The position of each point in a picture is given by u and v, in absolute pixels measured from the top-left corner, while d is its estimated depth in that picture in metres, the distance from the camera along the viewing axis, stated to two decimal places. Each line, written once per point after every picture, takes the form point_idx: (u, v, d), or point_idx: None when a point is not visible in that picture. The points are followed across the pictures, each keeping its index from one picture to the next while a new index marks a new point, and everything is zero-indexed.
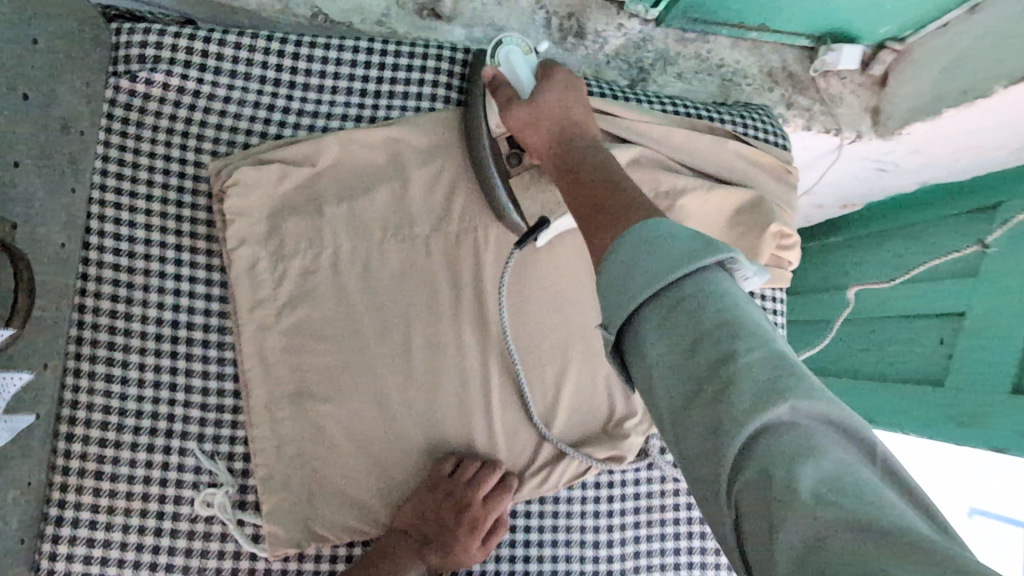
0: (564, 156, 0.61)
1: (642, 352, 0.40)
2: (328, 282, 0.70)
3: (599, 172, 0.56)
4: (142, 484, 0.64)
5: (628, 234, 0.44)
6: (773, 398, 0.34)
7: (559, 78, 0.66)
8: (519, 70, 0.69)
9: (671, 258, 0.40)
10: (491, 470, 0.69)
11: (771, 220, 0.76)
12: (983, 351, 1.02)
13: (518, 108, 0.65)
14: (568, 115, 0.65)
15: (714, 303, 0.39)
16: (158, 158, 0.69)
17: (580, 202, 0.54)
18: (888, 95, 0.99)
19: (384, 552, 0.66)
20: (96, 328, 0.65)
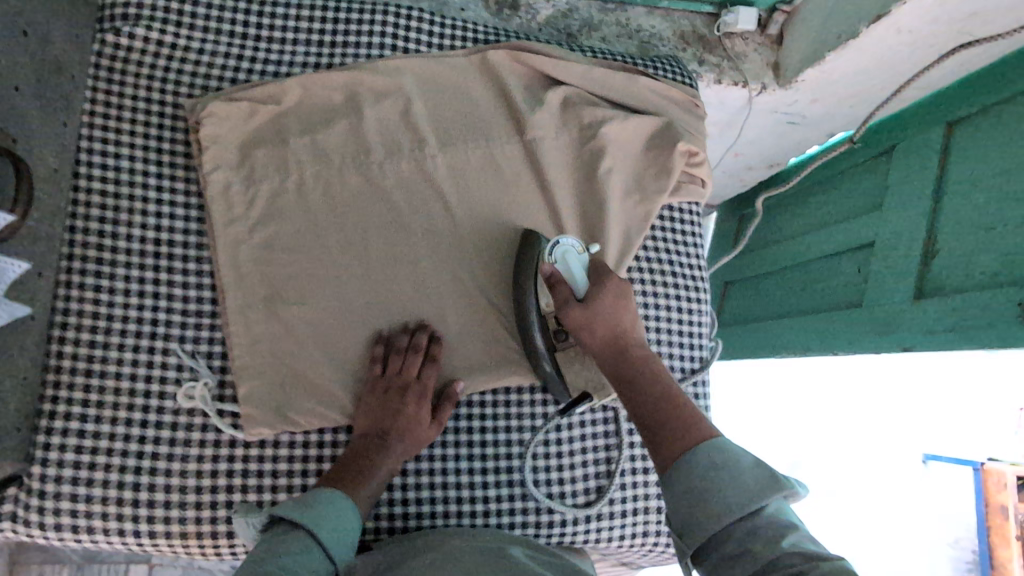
0: (619, 356, 0.73)
1: (705, 502, 0.58)
2: (294, 203, 0.80)
3: (660, 394, 0.68)
4: (129, 381, 0.72)
5: (702, 448, 0.60)
6: (811, 554, 0.50)
7: (610, 286, 0.76)
8: (575, 272, 0.76)
9: (746, 481, 0.57)
10: (414, 352, 0.77)
11: (679, 139, 0.88)
12: (887, 270, 1.15)
13: (577, 310, 0.74)
14: (621, 321, 0.74)
15: (770, 485, 0.56)
16: (139, 100, 0.78)
17: (637, 420, 0.67)
18: (785, 51, 1.14)
19: (355, 449, 0.73)
20: (85, 245, 0.74)
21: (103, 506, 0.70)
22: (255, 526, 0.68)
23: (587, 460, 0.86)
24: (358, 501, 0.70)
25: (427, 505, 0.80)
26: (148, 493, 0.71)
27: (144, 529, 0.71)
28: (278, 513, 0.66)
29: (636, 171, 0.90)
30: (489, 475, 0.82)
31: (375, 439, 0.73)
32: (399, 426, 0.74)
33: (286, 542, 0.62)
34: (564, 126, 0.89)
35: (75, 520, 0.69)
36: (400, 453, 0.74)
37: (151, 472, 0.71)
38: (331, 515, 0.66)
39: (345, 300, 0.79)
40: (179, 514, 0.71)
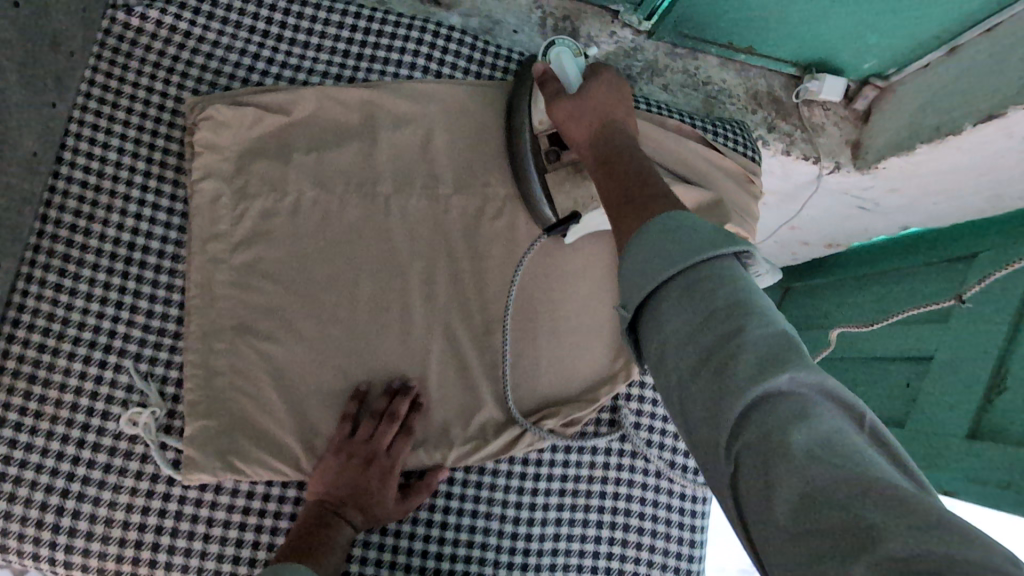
0: (606, 133, 0.63)
1: (655, 332, 0.44)
2: (286, 226, 0.72)
3: (633, 165, 0.57)
4: (71, 395, 0.65)
5: (651, 223, 0.47)
6: (775, 366, 0.38)
7: (607, 76, 0.67)
8: (568, 68, 0.70)
9: (690, 241, 0.44)
10: (389, 423, 0.68)
11: (726, 221, 0.77)
12: (946, 394, 1.01)
13: (564, 100, 0.66)
14: (611, 109, 0.65)
15: (729, 283, 0.42)
16: (141, 89, 0.72)
17: (613, 194, 0.55)
18: (869, 130, 1.01)
19: (311, 523, 0.65)
20: (55, 238, 0.67)
21: (19, 526, 0.62)
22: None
23: (555, 563, 0.76)
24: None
25: None
26: (71, 519, 0.63)
27: (61, 559, 0.63)
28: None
29: None
30: (445, 563, 0.74)
31: (337, 512, 0.66)
32: (366, 499, 0.66)
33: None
34: None
35: None
36: (360, 526, 0.67)
37: (76, 498, 0.63)
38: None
39: (322, 342, 0.70)
40: (101, 546, 0.63)
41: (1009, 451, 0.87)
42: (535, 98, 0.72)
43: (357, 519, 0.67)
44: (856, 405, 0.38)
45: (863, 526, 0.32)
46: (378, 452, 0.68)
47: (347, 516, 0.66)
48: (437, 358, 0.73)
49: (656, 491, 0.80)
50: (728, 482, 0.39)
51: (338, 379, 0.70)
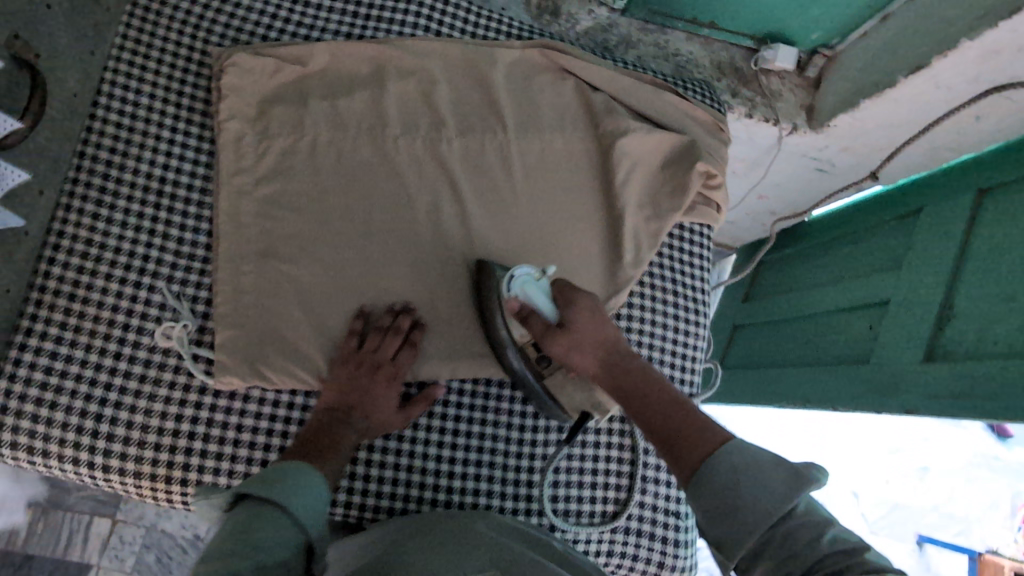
0: (620, 372, 0.68)
1: (712, 480, 0.53)
2: (302, 163, 0.79)
3: (652, 381, 0.66)
4: (110, 312, 0.71)
5: (715, 463, 0.54)
6: (839, 553, 0.48)
7: (583, 302, 0.72)
8: (537, 299, 0.71)
9: (745, 455, 0.54)
10: (394, 335, 0.75)
11: (699, 158, 0.87)
12: (901, 329, 1.12)
13: (559, 337, 0.71)
14: (602, 333, 0.71)
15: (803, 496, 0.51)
16: (170, 43, 0.79)
17: (653, 431, 0.62)
18: (820, 95, 1.13)
19: (317, 427, 0.70)
20: (91, 172, 0.73)
21: (61, 432, 0.68)
22: (217, 508, 0.65)
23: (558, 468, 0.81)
24: (326, 474, 0.67)
25: (388, 487, 0.76)
26: (109, 426, 0.69)
27: (100, 462, 0.68)
28: (245, 491, 0.60)
29: (652, 185, 0.88)
30: (457, 466, 0.79)
31: (343, 414, 0.71)
32: (367, 403, 0.72)
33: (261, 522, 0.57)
34: (586, 130, 0.88)
35: (32, 441, 0.67)
36: (363, 434, 0.72)
37: (115, 405, 0.69)
38: (305, 501, 0.61)
39: (339, 266, 0.77)
40: (137, 452, 0.69)
41: (953, 370, 0.97)
42: (507, 318, 0.75)
43: (360, 426, 0.71)
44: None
45: None
46: (384, 361, 0.74)
47: (349, 420, 0.71)
48: (444, 281, 0.80)
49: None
50: None
51: (354, 300, 0.77)
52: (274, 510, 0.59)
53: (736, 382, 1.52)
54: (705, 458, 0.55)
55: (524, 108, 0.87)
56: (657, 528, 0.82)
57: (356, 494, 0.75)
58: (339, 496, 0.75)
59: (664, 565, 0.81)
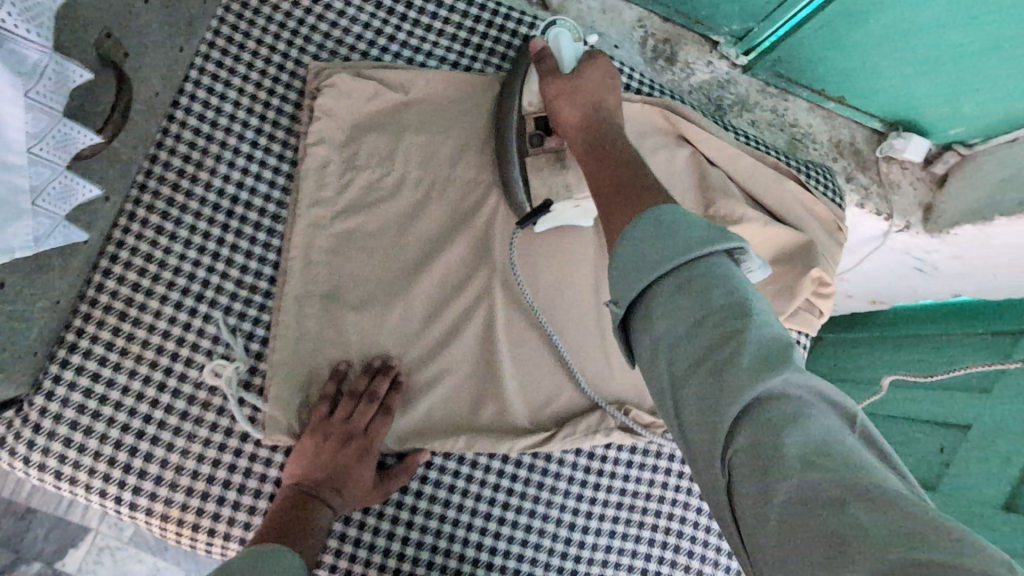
0: (591, 132, 0.63)
1: (651, 327, 0.45)
2: (384, 202, 0.72)
3: (621, 154, 0.60)
4: (160, 337, 0.65)
5: (640, 219, 0.48)
6: (765, 366, 0.40)
7: (602, 62, 0.68)
8: (566, 49, 0.69)
9: (683, 240, 0.45)
10: (367, 403, 0.65)
11: (814, 264, 0.78)
12: (981, 462, 1.02)
13: (559, 79, 0.67)
14: (599, 96, 0.66)
15: (726, 287, 0.44)
16: (265, 47, 0.72)
17: (604, 188, 0.57)
18: (944, 195, 1.02)
19: (287, 508, 0.61)
20: (161, 179, 0.67)
21: (92, 462, 0.62)
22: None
23: (603, 572, 0.75)
24: (305, 557, 0.59)
25: (422, 570, 0.70)
26: (141, 462, 0.63)
27: (127, 501, 0.63)
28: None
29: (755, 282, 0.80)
30: (497, 558, 0.72)
31: (320, 497, 0.62)
32: (346, 483, 0.64)
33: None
34: (694, 208, 0.80)
35: (60, 466, 0.62)
36: (340, 512, 0.64)
37: (152, 441, 0.64)
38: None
39: (405, 323, 0.71)
40: (167, 495, 0.63)
41: None
42: (529, 75, 0.72)
43: (338, 504, 0.63)
44: (843, 404, 0.41)
45: (852, 526, 0.34)
46: (357, 433, 0.65)
47: (327, 501, 0.63)
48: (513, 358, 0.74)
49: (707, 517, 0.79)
50: (756, 510, 0.38)
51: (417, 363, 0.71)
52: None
53: None
54: (621, 242, 0.49)
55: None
56: None
57: (385, 574, 0.69)
58: (369, 572, 0.69)
59: None
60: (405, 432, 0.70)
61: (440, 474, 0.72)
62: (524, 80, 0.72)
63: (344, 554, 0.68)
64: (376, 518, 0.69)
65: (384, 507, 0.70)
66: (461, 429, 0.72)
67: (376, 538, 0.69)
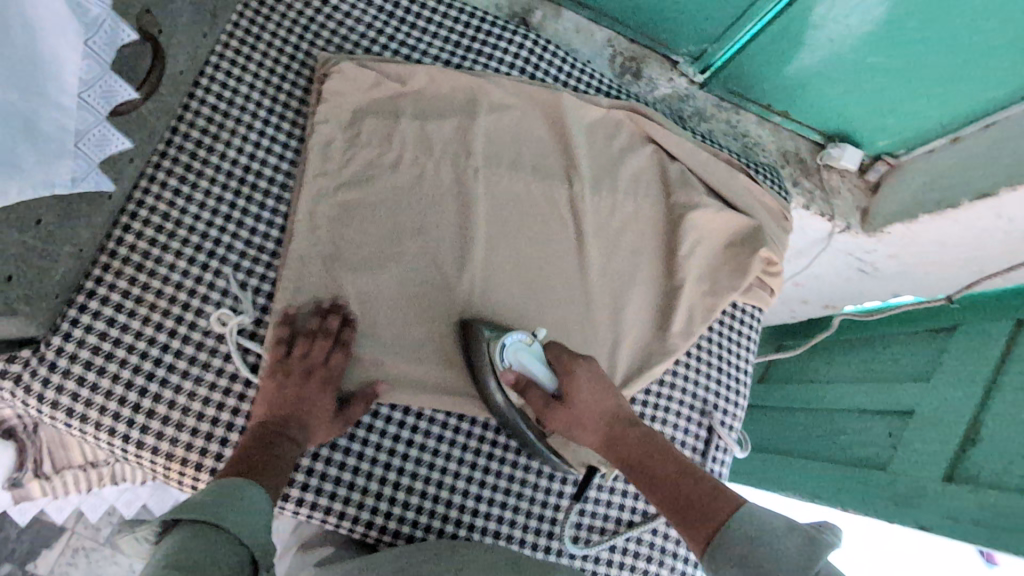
0: (613, 435, 0.73)
1: (715, 561, 0.59)
2: (382, 177, 0.80)
3: (638, 432, 0.73)
4: (173, 289, 0.71)
5: (729, 522, 0.60)
6: (801, 554, 0.55)
7: (578, 371, 0.75)
8: (532, 367, 0.75)
9: (739, 507, 0.61)
10: (321, 340, 0.71)
11: (762, 244, 0.88)
12: (923, 442, 1.12)
13: (553, 407, 0.75)
14: (601, 402, 0.74)
15: (761, 512, 0.60)
16: (278, 39, 0.81)
17: (658, 492, 0.67)
18: (877, 199, 1.15)
19: (253, 442, 0.66)
20: (180, 148, 0.74)
21: (103, 401, 0.66)
22: (143, 541, 0.57)
23: (580, 520, 0.81)
24: (273, 485, 0.64)
25: (411, 514, 0.75)
26: (151, 402, 0.68)
27: (135, 438, 0.67)
28: (179, 518, 0.56)
29: (713, 261, 0.89)
30: (481, 505, 0.78)
31: (289, 432, 0.68)
32: (311, 417, 0.69)
33: (201, 549, 0.53)
34: (657, 195, 0.90)
35: (74, 403, 0.66)
36: (304, 443, 0.69)
37: (161, 383, 0.68)
38: (243, 516, 0.58)
39: (400, 285, 0.78)
40: (174, 433, 0.68)
41: (976, 494, 0.97)
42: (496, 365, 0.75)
43: (303, 438, 0.69)
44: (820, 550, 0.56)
45: None
46: (322, 374, 0.71)
47: (294, 436, 0.68)
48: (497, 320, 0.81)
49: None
50: None
51: (409, 321, 0.78)
52: (214, 531, 0.56)
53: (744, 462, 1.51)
54: (709, 542, 0.61)
55: (602, 164, 0.89)
56: None
57: (378, 516, 0.74)
58: (363, 514, 0.74)
59: None
60: (398, 383, 0.77)
61: (429, 426, 0.78)
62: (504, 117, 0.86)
63: (339, 496, 0.74)
64: (370, 462, 0.75)
65: (376, 453, 0.76)
66: (448, 387, 0.78)
67: (368, 481, 0.75)
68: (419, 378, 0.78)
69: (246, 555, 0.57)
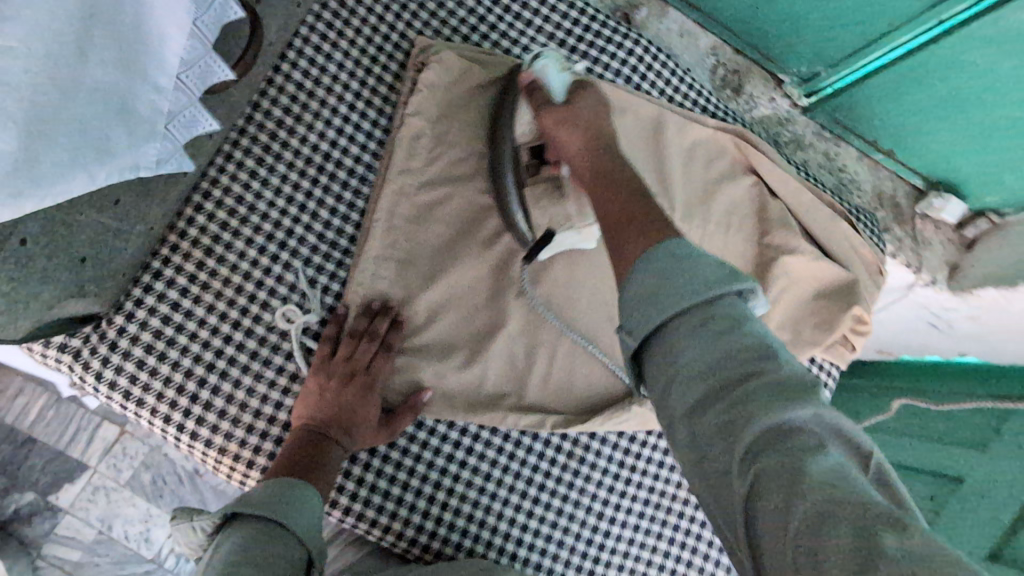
0: (597, 152, 0.59)
1: (662, 385, 0.42)
2: (467, 180, 0.75)
3: (623, 170, 0.57)
4: (241, 278, 0.67)
5: (654, 253, 0.45)
6: (785, 395, 0.37)
7: (588, 91, 0.65)
8: (551, 79, 0.69)
9: (698, 275, 0.43)
10: (368, 339, 0.67)
11: (855, 301, 0.82)
12: (970, 515, 1.08)
13: (552, 109, 0.64)
14: (598, 121, 0.62)
15: (741, 321, 0.42)
16: (374, 16, 0.75)
17: (611, 215, 0.53)
18: (970, 257, 1.08)
19: (296, 443, 0.63)
20: (261, 126, 0.69)
21: (161, 387, 0.64)
22: (200, 532, 0.55)
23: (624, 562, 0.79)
24: (315, 488, 0.61)
25: (456, 536, 0.72)
26: (208, 394, 0.65)
27: (189, 429, 0.64)
28: (235, 510, 0.54)
29: (799, 311, 0.83)
30: (527, 536, 0.75)
31: (336, 436, 0.64)
32: (360, 424, 0.66)
33: (261, 542, 0.52)
34: (750, 232, 0.84)
35: (131, 386, 0.63)
36: (347, 450, 0.65)
37: (220, 375, 0.65)
38: (302, 512, 0.57)
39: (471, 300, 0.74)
40: (228, 429, 0.65)
41: None
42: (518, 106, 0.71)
43: (347, 443, 0.65)
44: (859, 438, 0.38)
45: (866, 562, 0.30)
46: (376, 378, 0.68)
47: (342, 442, 0.65)
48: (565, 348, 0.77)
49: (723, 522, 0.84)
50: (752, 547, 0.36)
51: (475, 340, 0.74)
52: (273, 524, 0.54)
53: None
54: (630, 281, 0.46)
55: (696, 191, 0.83)
56: None
57: (422, 535, 0.71)
58: (407, 532, 0.71)
59: None
60: (459, 402, 0.73)
61: (484, 448, 0.75)
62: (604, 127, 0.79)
63: (385, 511, 0.70)
64: (420, 480, 0.72)
65: (428, 471, 0.72)
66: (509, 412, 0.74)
67: (417, 500, 0.72)
68: (480, 398, 0.74)
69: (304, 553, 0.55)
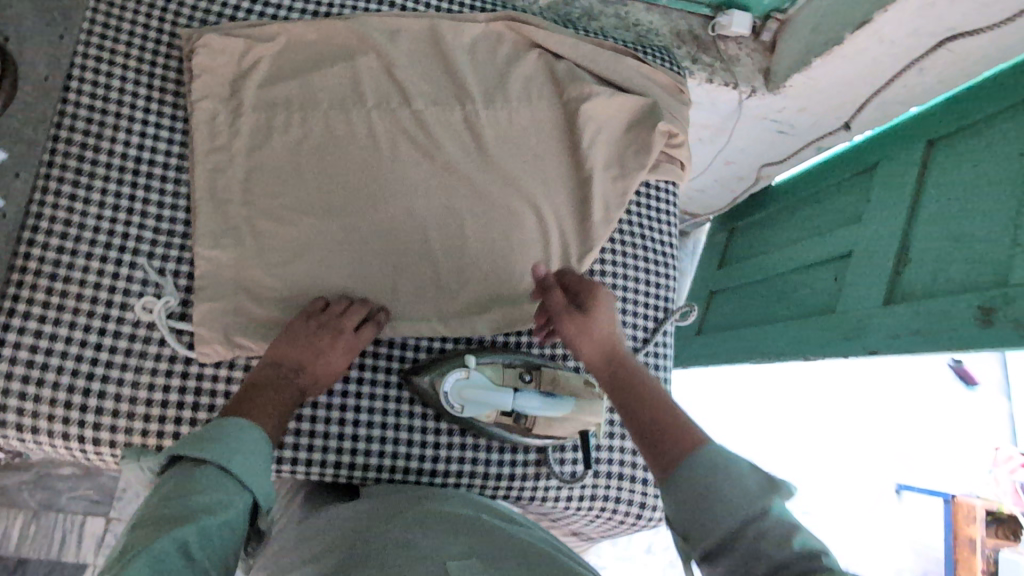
0: (620, 365, 0.71)
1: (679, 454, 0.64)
2: (276, 141, 0.80)
3: (641, 377, 0.69)
4: (93, 289, 0.72)
5: (692, 463, 0.57)
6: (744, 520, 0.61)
7: (603, 300, 0.74)
8: (481, 390, 0.73)
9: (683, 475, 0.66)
10: (358, 304, 0.76)
11: (658, 119, 0.90)
12: (863, 276, 1.17)
13: (573, 318, 0.73)
14: (614, 340, 0.73)
15: None
16: (137, 26, 0.80)
17: (636, 431, 0.64)
18: (775, 58, 1.18)
19: (260, 379, 0.68)
20: (66, 154, 0.74)
21: (50, 409, 0.69)
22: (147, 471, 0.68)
23: (527, 440, 0.77)
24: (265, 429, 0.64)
25: (377, 445, 0.77)
26: (97, 399, 0.70)
27: (90, 436, 0.70)
28: (177, 453, 0.58)
29: (619, 146, 0.91)
30: (442, 422, 0.79)
31: (289, 373, 0.69)
32: (316, 365, 0.71)
33: (196, 484, 0.55)
34: (554, 96, 0.91)
35: (21, 418, 0.68)
36: (305, 390, 0.70)
37: (103, 380, 0.71)
38: (250, 459, 0.59)
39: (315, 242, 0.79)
40: (127, 424, 0.70)
41: (911, 307, 1.03)
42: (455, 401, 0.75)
43: (306, 382, 0.70)
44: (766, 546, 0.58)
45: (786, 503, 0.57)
46: (346, 328, 0.73)
47: (297, 381, 0.70)
48: (419, 255, 0.82)
49: (638, 341, 0.89)
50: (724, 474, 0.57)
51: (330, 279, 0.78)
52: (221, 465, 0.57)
53: (715, 343, 1.56)
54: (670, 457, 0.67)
55: (491, 80, 0.89)
56: (637, 470, 0.83)
57: (344, 455, 0.75)
58: (328, 457, 0.75)
59: (645, 506, 0.83)
60: None
61: (376, 360, 0.79)
62: (386, 50, 0.86)
63: (301, 446, 0.74)
64: (326, 407, 0.76)
65: (330, 397, 0.76)
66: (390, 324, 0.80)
67: (328, 426, 0.75)
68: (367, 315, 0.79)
69: (246, 498, 0.57)
